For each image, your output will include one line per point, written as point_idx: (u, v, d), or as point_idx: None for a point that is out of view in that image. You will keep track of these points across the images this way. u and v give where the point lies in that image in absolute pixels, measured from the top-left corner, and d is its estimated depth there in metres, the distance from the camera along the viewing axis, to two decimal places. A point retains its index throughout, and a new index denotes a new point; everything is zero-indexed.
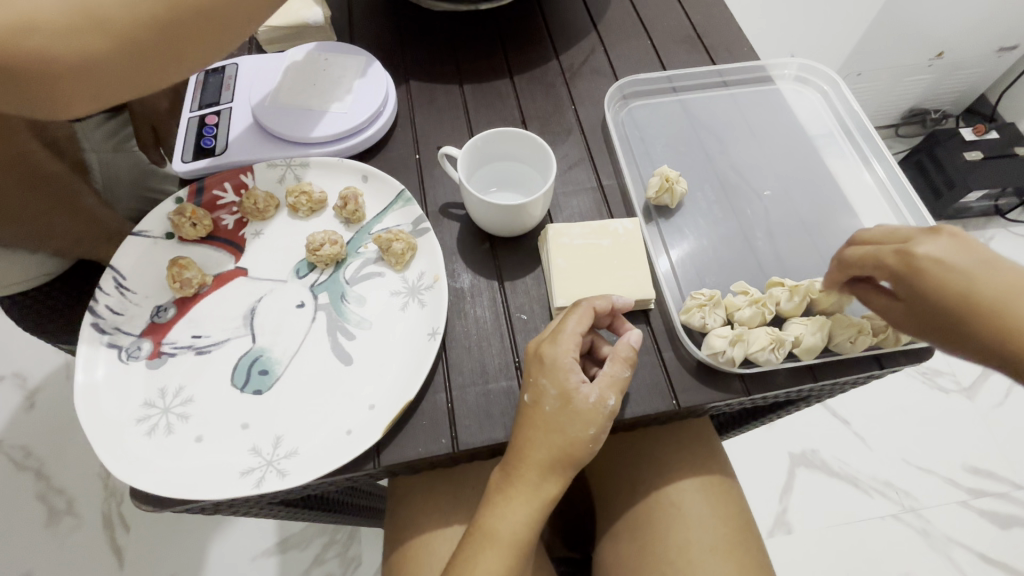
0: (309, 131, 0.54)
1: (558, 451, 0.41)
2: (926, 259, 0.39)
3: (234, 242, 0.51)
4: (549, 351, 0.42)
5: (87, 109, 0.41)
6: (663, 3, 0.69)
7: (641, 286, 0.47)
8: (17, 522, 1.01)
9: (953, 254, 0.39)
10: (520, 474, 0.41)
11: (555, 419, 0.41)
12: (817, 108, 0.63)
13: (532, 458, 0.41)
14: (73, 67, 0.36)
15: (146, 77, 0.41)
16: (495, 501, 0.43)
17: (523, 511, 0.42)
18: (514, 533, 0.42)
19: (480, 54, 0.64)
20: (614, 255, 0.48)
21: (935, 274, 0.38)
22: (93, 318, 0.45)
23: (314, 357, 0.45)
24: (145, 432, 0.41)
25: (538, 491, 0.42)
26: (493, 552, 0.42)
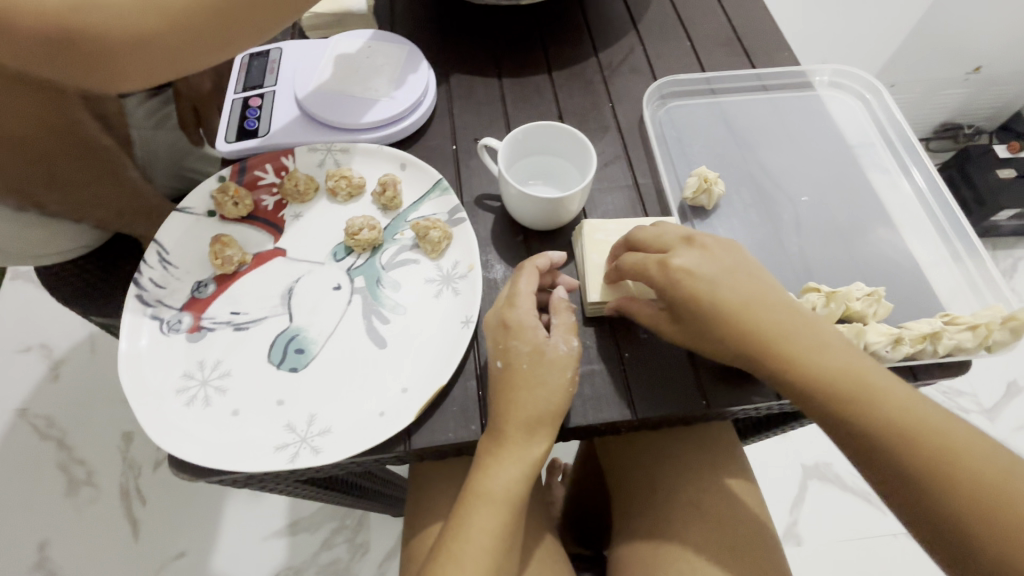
0: (351, 117, 0.55)
1: (546, 409, 0.41)
2: (697, 280, 0.40)
3: (273, 223, 0.51)
4: (512, 315, 0.43)
5: (124, 85, 0.41)
6: (704, 4, 0.69)
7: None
8: (37, 489, 1.03)
9: (705, 266, 0.40)
10: (506, 435, 0.41)
11: (531, 374, 0.42)
12: (859, 117, 0.62)
13: (519, 417, 0.41)
14: (114, 42, 0.37)
15: (178, 62, 0.41)
16: (484, 463, 0.42)
17: (514, 469, 0.42)
18: (506, 490, 0.42)
19: (519, 48, 0.65)
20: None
21: (713, 293, 0.40)
22: (137, 290, 0.47)
23: (349, 339, 0.45)
24: (184, 403, 0.42)
25: (527, 451, 0.42)
26: (492, 515, 0.42)
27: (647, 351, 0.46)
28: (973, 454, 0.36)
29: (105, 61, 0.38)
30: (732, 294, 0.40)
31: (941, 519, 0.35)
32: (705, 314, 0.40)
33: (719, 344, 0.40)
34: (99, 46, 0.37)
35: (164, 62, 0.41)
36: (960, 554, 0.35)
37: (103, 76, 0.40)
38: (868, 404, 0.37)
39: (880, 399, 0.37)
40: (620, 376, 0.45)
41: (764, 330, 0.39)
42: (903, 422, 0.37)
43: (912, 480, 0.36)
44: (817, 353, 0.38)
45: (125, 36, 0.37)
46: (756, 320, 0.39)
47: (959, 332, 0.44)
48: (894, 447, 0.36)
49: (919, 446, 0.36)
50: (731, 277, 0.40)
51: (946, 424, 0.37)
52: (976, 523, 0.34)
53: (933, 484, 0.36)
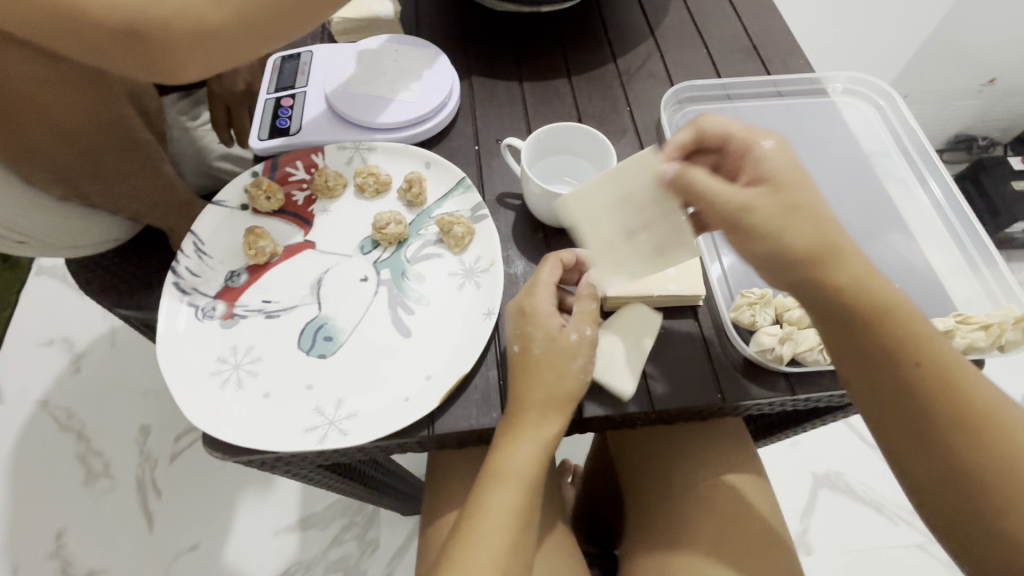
0: (378, 117, 0.57)
1: (558, 392, 0.42)
2: (775, 164, 0.38)
3: (303, 217, 0.53)
4: (529, 303, 0.45)
5: (179, 78, 0.44)
6: (720, 13, 0.71)
7: (604, 281, 0.45)
8: (56, 479, 1.06)
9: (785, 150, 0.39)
10: (521, 418, 0.42)
11: (542, 359, 0.43)
12: (872, 123, 0.63)
13: (532, 400, 0.42)
14: (173, 36, 0.39)
15: (230, 54, 0.43)
16: (500, 444, 0.43)
17: (530, 451, 0.43)
18: (522, 471, 0.43)
19: (539, 53, 0.67)
20: (625, 243, 0.43)
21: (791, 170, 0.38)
22: (174, 278, 0.49)
23: (375, 328, 0.47)
24: (217, 384, 0.44)
25: (542, 431, 0.42)
26: (510, 493, 0.43)
27: (663, 345, 0.47)
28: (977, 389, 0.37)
29: (162, 55, 0.40)
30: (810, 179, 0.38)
31: (931, 453, 0.38)
32: (774, 184, 0.37)
33: (782, 234, 0.36)
34: (160, 38, 0.39)
35: (218, 55, 0.42)
36: (951, 488, 0.38)
37: (158, 72, 0.42)
38: (898, 338, 0.37)
39: (913, 331, 0.38)
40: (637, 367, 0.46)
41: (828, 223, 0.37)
42: (928, 364, 0.37)
43: (918, 424, 0.38)
44: (872, 274, 0.37)
45: (185, 26, 0.39)
46: (818, 217, 0.36)
47: (972, 331, 0.45)
48: (908, 382, 0.38)
49: (938, 391, 0.37)
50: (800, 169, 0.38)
51: (960, 362, 0.38)
52: (969, 457, 0.37)
53: (939, 430, 0.37)
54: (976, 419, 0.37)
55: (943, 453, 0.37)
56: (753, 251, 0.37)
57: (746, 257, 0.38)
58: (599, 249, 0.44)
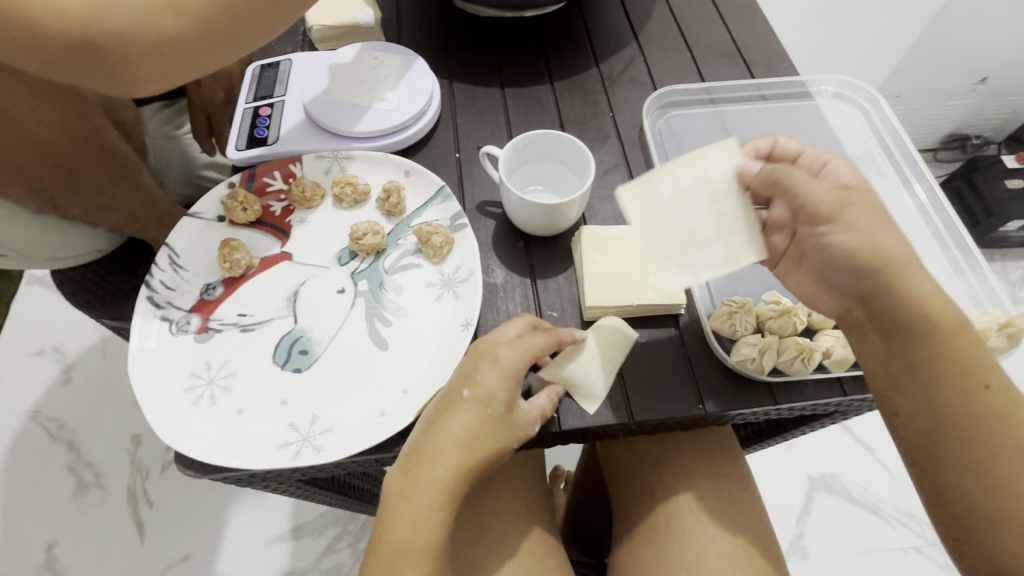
0: (356, 125, 0.57)
1: (460, 455, 0.39)
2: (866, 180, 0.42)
3: (280, 228, 0.53)
4: (505, 357, 0.40)
5: (145, 88, 0.43)
6: (704, 16, 0.70)
7: (665, 275, 0.43)
8: (46, 491, 1.05)
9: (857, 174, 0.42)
10: (425, 478, 0.38)
11: (457, 413, 0.39)
12: (856, 126, 0.63)
13: (445, 461, 0.38)
14: (140, 47, 0.39)
15: (196, 63, 0.43)
16: (396, 501, 0.39)
17: (423, 515, 0.38)
18: (412, 541, 0.38)
19: (522, 59, 0.66)
20: (692, 232, 0.43)
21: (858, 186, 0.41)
22: (148, 292, 0.48)
23: (353, 340, 0.46)
24: (191, 401, 0.44)
25: (445, 498, 0.38)
26: (404, 566, 0.38)
27: (644, 355, 0.47)
28: (1004, 403, 0.37)
29: (129, 65, 0.40)
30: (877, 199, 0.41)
31: (957, 464, 0.37)
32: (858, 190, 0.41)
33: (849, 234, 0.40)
34: (123, 50, 0.39)
35: (183, 63, 0.42)
36: (974, 504, 0.37)
37: (121, 81, 0.41)
38: (939, 346, 0.38)
39: (955, 340, 0.38)
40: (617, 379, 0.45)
41: (896, 241, 0.40)
42: (964, 377, 0.38)
43: (955, 441, 0.38)
44: (930, 280, 0.39)
45: (150, 37, 0.39)
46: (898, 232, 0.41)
47: None
48: (940, 391, 0.38)
49: (976, 406, 0.37)
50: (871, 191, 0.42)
51: (995, 372, 0.38)
52: (987, 468, 0.37)
53: (974, 446, 0.37)
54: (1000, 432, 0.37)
55: (966, 463, 0.37)
56: (838, 245, 0.41)
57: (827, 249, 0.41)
58: (664, 236, 0.44)
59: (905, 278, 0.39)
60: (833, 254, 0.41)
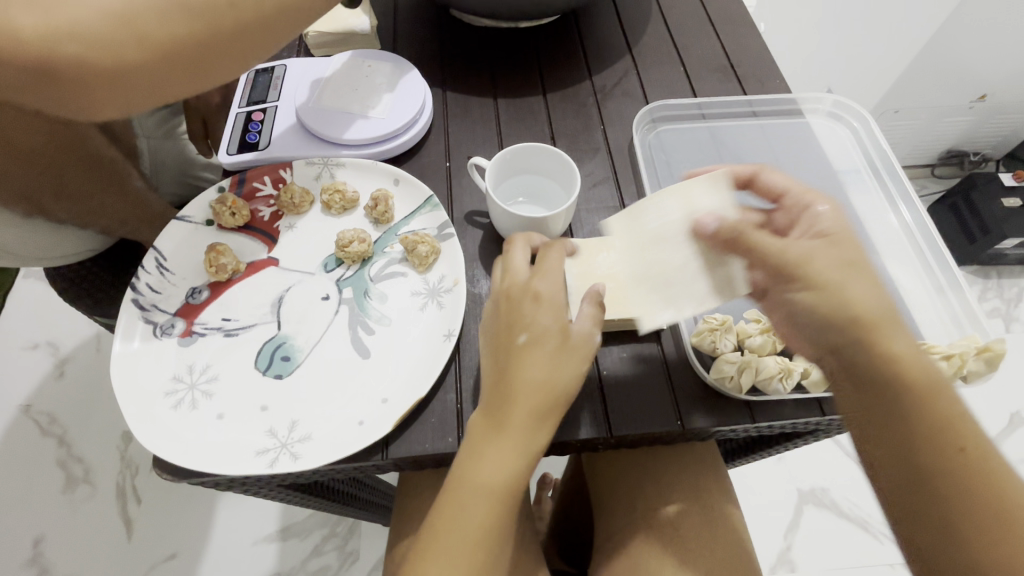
0: (347, 133, 0.57)
1: (498, 489, 0.39)
2: (835, 228, 0.42)
3: (268, 233, 0.53)
4: (540, 285, 0.41)
5: (105, 112, 0.41)
6: (699, 32, 0.71)
7: (650, 315, 0.43)
8: (35, 486, 1.05)
9: (833, 220, 0.42)
10: (506, 423, 0.39)
11: (496, 446, 0.39)
12: (846, 144, 0.62)
13: (524, 400, 0.39)
14: (103, 72, 0.37)
15: (162, 88, 0.41)
16: (480, 446, 0.39)
17: (512, 458, 0.39)
18: (500, 480, 0.39)
19: (517, 69, 0.67)
20: (679, 267, 0.43)
21: (843, 236, 0.41)
22: (134, 295, 0.48)
23: (335, 348, 0.47)
24: (172, 405, 0.44)
25: (532, 440, 0.39)
26: (484, 501, 0.39)
27: (625, 370, 0.47)
28: (991, 465, 0.35)
29: (90, 90, 0.38)
30: (850, 246, 0.40)
31: (939, 530, 0.35)
32: (833, 241, 0.41)
33: (818, 286, 0.39)
34: (82, 75, 0.36)
35: (147, 89, 0.40)
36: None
37: (78, 105, 0.39)
38: (922, 406, 0.36)
39: (936, 399, 0.36)
40: (598, 396, 0.45)
41: (869, 303, 0.38)
42: (940, 438, 0.36)
43: (933, 507, 0.35)
44: (906, 337, 0.38)
45: (113, 64, 0.37)
46: (877, 283, 0.39)
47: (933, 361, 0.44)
48: (932, 458, 0.35)
49: (957, 471, 0.35)
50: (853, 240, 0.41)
51: (972, 432, 0.36)
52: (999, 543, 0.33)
53: (952, 511, 0.34)
54: (996, 499, 0.34)
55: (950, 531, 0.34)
56: (803, 300, 0.40)
57: (795, 306, 0.40)
58: (646, 271, 0.45)
59: (875, 331, 0.38)
60: (795, 309, 0.40)
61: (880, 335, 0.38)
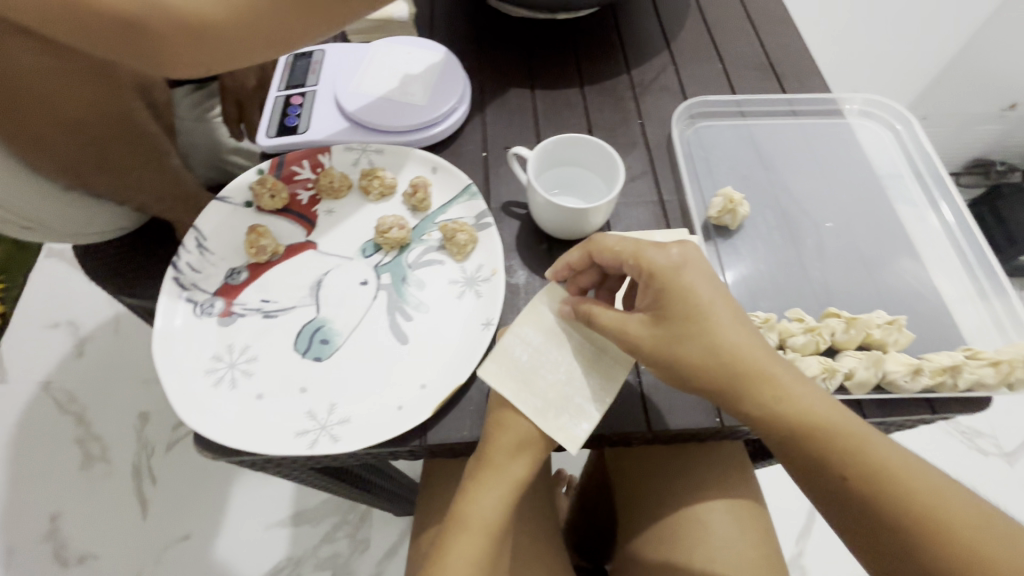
0: (386, 119, 0.57)
1: (490, 524, 0.42)
2: (665, 272, 0.40)
3: (306, 217, 0.53)
4: (600, 315, 0.41)
5: (184, 71, 0.44)
6: (738, 28, 0.70)
7: (564, 433, 0.41)
8: (54, 462, 1.06)
9: (695, 273, 0.40)
10: (490, 462, 0.42)
11: (488, 484, 0.42)
12: (887, 146, 0.61)
13: (503, 442, 0.42)
14: (183, 27, 0.39)
15: (236, 51, 0.43)
16: (468, 486, 0.43)
17: (495, 495, 0.42)
18: (486, 517, 0.42)
19: (554, 61, 0.66)
20: (566, 386, 0.43)
21: (672, 291, 0.39)
22: (175, 273, 0.48)
23: (373, 332, 0.47)
24: (212, 383, 0.44)
25: (510, 474, 0.42)
26: (472, 537, 0.41)
27: None
28: (905, 473, 0.37)
29: (170, 43, 0.40)
30: (712, 302, 0.39)
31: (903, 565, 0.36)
32: (671, 307, 0.39)
33: (704, 338, 0.38)
34: (163, 28, 0.39)
35: (222, 49, 0.42)
36: None
37: (158, 60, 0.42)
38: (844, 457, 0.37)
39: (853, 445, 0.37)
40: (636, 391, 0.45)
41: (749, 359, 0.38)
42: (875, 481, 0.37)
43: (892, 547, 0.36)
44: (802, 388, 0.38)
45: (192, 19, 0.39)
46: (750, 336, 0.39)
47: (981, 366, 0.44)
48: (852, 482, 0.37)
49: (893, 506, 0.36)
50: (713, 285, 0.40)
51: (901, 464, 0.37)
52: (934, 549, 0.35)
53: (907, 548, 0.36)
54: (923, 507, 0.36)
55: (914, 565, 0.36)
56: (683, 376, 0.39)
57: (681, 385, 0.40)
58: (545, 399, 0.42)
59: (771, 388, 0.38)
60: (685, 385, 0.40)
61: (776, 392, 0.38)
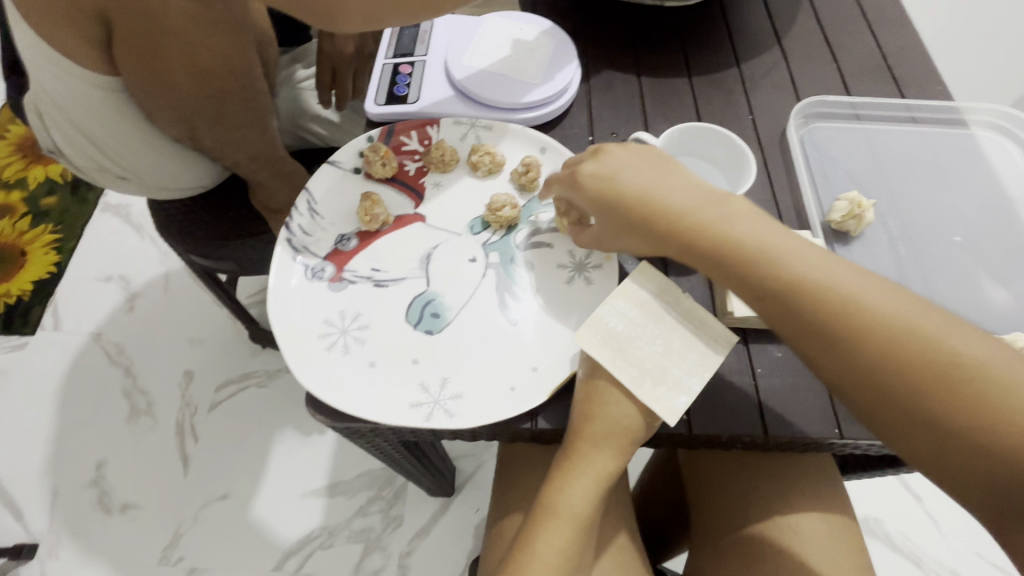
0: (497, 96, 0.56)
1: (577, 518, 0.42)
2: (630, 179, 0.43)
3: (414, 188, 0.52)
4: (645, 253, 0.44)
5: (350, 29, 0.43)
6: (854, 29, 0.67)
7: (664, 405, 0.39)
8: (101, 411, 1.09)
9: (633, 168, 0.44)
10: (577, 452, 0.42)
11: (576, 476, 0.42)
12: (1016, 163, 0.58)
13: (590, 433, 0.41)
14: None
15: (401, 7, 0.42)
16: (555, 476, 0.43)
17: (582, 487, 0.42)
18: (573, 508, 0.42)
19: (661, 49, 0.64)
20: (664, 358, 0.40)
21: (635, 191, 0.43)
22: (287, 234, 0.48)
23: (484, 311, 0.46)
24: (325, 347, 0.44)
25: (597, 466, 0.42)
26: (557, 529, 0.42)
27: (781, 371, 0.45)
28: (907, 331, 0.35)
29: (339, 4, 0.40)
30: (680, 193, 0.41)
31: (943, 434, 0.34)
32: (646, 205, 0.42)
33: (693, 232, 0.40)
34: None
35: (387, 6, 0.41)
36: (974, 469, 0.34)
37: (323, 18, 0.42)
38: (846, 333, 0.36)
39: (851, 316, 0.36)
40: (753, 393, 0.44)
41: (730, 233, 0.39)
42: (882, 347, 0.35)
43: (921, 414, 0.34)
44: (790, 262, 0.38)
45: None
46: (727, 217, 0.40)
47: None
48: (871, 366, 0.35)
49: (908, 367, 0.34)
50: (680, 180, 0.43)
51: (902, 323, 0.35)
52: (981, 441, 0.33)
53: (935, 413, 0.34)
54: (941, 374, 0.34)
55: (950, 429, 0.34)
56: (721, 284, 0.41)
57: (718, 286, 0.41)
58: (641, 368, 0.40)
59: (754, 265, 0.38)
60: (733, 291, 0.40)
61: (759, 268, 0.38)
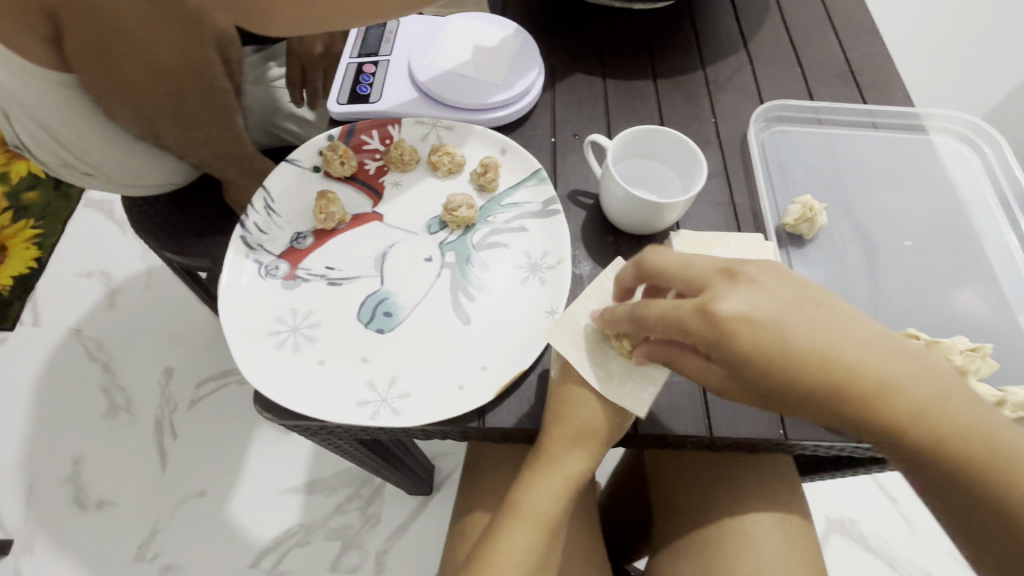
0: (459, 97, 0.56)
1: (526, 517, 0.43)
2: (738, 318, 0.31)
3: (373, 187, 0.53)
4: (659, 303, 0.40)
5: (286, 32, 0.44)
6: (819, 33, 0.67)
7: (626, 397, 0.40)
8: (78, 407, 1.08)
9: (758, 306, 0.32)
10: (549, 453, 0.42)
11: (546, 477, 0.42)
12: (971, 168, 0.59)
13: (561, 434, 0.41)
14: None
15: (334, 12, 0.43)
16: (525, 476, 0.43)
17: (549, 488, 0.42)
18: (540, 508, 0.42)
19: (627, 51, 0.65)
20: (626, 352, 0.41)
21: (750, 340, 0.31)
22: (242, 232, 0.49)
23: (435, 310, 0.46)
24: (275, 345, 0.44)
25: (567, 468, 0.42)
26: (518, 528, 0.42)
27: None
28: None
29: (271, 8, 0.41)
30: (809, 339, 0.31)
31: None
32: (766, 359, 0.32)
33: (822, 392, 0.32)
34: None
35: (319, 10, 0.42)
36: None
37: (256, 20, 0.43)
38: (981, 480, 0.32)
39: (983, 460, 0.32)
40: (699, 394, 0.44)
41: (871, 382, 0.31)
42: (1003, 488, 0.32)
43: None
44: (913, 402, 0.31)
45: None
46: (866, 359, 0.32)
47: None
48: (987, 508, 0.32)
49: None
50: (804, 311, 0.32)
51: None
52: None
53: None
54: None
55: None
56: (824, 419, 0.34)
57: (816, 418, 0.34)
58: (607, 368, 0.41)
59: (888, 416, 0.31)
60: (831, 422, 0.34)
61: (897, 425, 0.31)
